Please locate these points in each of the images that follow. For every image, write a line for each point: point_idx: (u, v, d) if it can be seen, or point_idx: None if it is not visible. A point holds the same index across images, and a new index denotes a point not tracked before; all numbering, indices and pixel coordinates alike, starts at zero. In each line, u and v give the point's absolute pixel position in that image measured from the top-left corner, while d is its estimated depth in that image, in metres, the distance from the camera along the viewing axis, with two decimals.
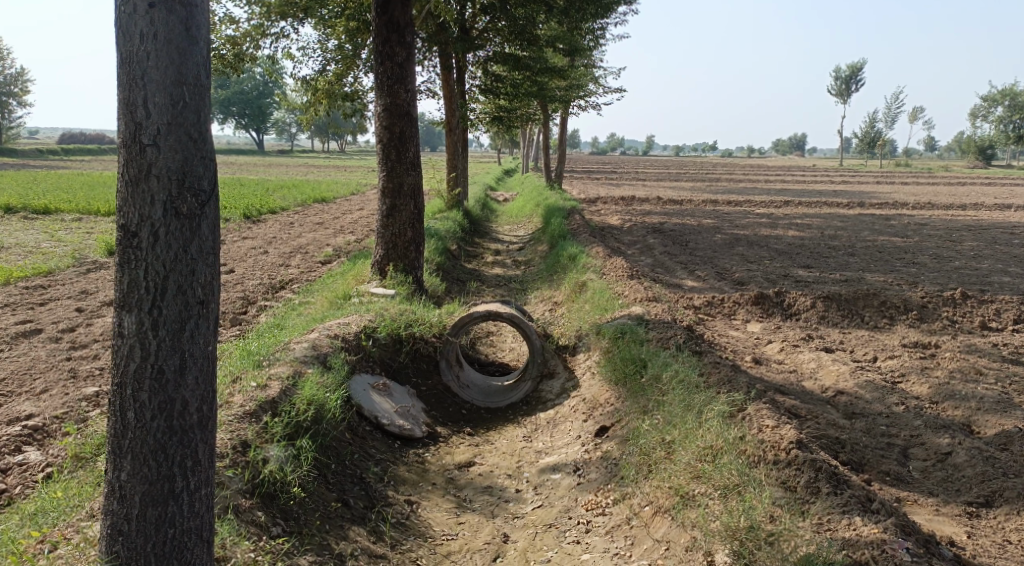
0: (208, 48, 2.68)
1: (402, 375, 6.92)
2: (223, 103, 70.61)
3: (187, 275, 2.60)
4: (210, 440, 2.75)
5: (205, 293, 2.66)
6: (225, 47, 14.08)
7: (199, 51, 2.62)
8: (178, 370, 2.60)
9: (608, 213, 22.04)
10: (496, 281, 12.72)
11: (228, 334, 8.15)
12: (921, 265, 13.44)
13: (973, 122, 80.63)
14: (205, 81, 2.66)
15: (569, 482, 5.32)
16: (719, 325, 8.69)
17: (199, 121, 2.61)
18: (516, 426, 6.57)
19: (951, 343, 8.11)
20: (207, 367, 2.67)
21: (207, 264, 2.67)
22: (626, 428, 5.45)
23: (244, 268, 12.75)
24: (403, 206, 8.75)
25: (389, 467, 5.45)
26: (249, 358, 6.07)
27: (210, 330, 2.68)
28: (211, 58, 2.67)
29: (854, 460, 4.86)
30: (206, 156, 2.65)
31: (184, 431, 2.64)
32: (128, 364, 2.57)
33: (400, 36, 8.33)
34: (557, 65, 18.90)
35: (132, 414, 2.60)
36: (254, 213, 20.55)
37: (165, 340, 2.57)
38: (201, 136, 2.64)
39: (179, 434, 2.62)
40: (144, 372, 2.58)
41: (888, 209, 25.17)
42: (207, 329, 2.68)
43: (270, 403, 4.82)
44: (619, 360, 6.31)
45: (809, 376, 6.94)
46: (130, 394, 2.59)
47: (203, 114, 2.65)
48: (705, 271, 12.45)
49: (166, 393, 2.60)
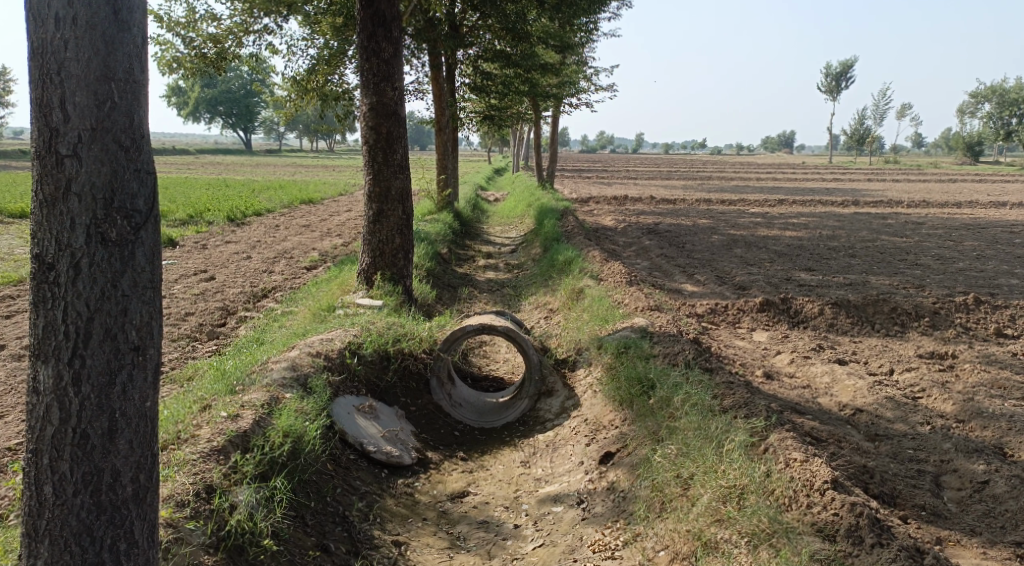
0: (142, 34, 2.48)
1: (390, 395, 6.44)
2: (210, 103, 69.84)
3: (117, 316, 2.45)
4: (147, 517, 2.64)
5: (140, 338, 2.52)
6: (205, 44, 13.57)
7: (130, 38, 2.42)
8: (107, 433, 2.49)
9: (602, 213, 21.61)
10: (489, 286, 12.26)
11: (204, 350, 7.64)
12: (925, 267, 13.07)
13: (961, 119, 80.69)
14: (139, 76, 2.48)
15: (573, 516, 4.85)
16: (724, 334, 8.25)
17: (130, 124, 2.41)
18: (513, 450, 6.10)
19: (969, 352, 7.70)
20: (141, 429, 2.56)
21: (142, 301, 2.51)
22: (634, 456, 5.00)
23: (226, 275, 12.23)
24: (391, 211, 8.26)
25: (375, 502, 4.97)
26: (223, 381, 5.59)
27: (145, 383, 2.55)
28: (145, 45, 2.47)
29: (886, 493, 4.43)
30: (138, 168, 2.46)
31: (115, 508, 2.54)
32: (45, 429, 2.45)
33: (386, 30, 7.85)
34: (549, 62, 18.46)
35: (50, 488, 2.49)
36: (238, 216, 19.99)
37: (90, 398, 2.44)
38: (132, 142, 2.44)
39: (107, 512, 2.51)
40: (65, 438, 2.46)
41: (883, 208, 24.82)
42: (143, 382, 2.55)
43: (241, 437, 4.36)
44: (624, 378, 5.86)
45: (823, 392, 6.51)
46: (47, 465, 2.47)
47: (136, 115, 2.46)
48: (705, 275, 12.03)
49: (93, 462, 2.48)
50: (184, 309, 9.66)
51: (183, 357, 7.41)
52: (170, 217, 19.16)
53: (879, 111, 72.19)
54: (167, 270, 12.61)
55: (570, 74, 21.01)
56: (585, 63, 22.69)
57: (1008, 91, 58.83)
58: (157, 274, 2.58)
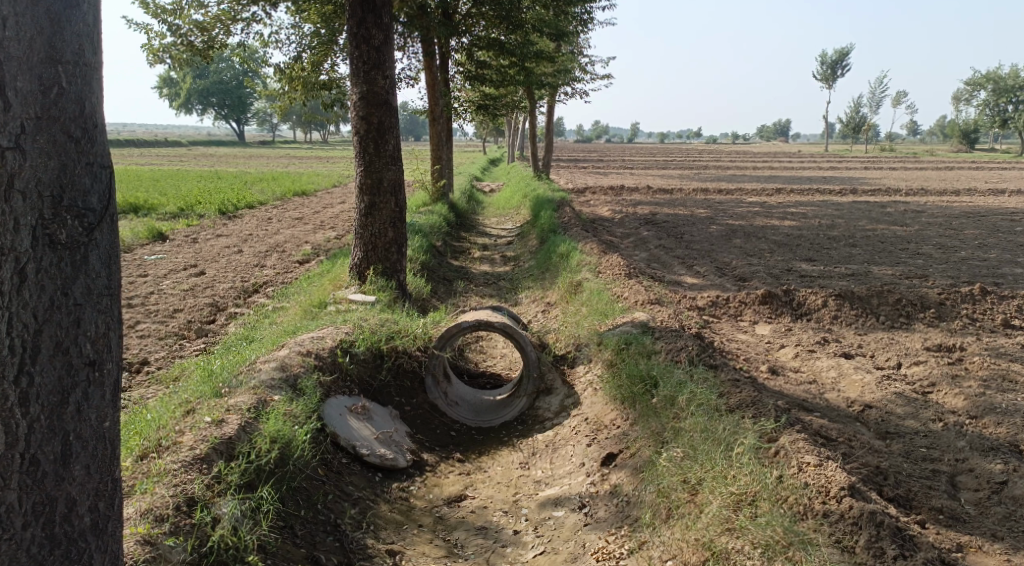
0: (90, 14, 2.34)
1: (384, 395, 6.23)
2: (202, 94, 69.27)
3: (70, 326, 2.31)
4: (106, 546, 2.50)
5: (95, 352, 2.39)
6: (193, 33, 13.26)
7: (78, 18, 2.29)
8: (61, 458, 2.33)
9: (598, 203, 21.40)
10: (484, 279, 12.05)
11: (192, 349, 7.41)
12: (927, 256, 12.89)
13: (956, 107, 80.60)
14: (89, 59, 2.35)
15: (575, 521, 4.66)
16: (726, 328, 8.06)
17: (80, 111, 2.28)
18: (511, 451, 5.91)
19: (977, 344, 7.52)
20: (99, 451, 2.43)
21: (96, 310, 2.38)
22: (639, 457, 4.80)
23: (216, 270, 12.00)
24: (384, 204, 8.01)
25: (368, 509, 4.76)
26: (209, 383, 5.37)
27: (103, 400, 2.43)
28: (94, 26, 2.34)
29: (902, 496, 4.24)
30: (90, 161, 2.32)
31: (71, 539, 2.37)
32: None
33: (377, 17, 7.61)
34: (545, 49, 18.20)
35: None
36: (230, 208, 19.73)
37: (42, 421, 2.27)
38: (82, 131, 2.31)
39: (64, 544, 2.35)
40: (12, 466, 2.24)
41: (881, 196, 24.65)
42: (99, 399, 2.42)
43: (225, 444, 4.15)
44: (626, 376, 5.65)
45: (830, 388, 6.32)
46: None
47: (86, 102, 2.32)
48: (704, 266, 11.83)
49: (45, 491, 2.30)
50: (173, 306, 9.43)
51: (170, 356, 7.19)
52: (160, 210, 18.89)
53: (873, 99, 71.94)
54: (156, 265, 12.36)
55: (565, 63, 20.72)
56: (580, 51, 22.38)
57: (1003, 78, 58.66)
58: (112, 281, 2.46)
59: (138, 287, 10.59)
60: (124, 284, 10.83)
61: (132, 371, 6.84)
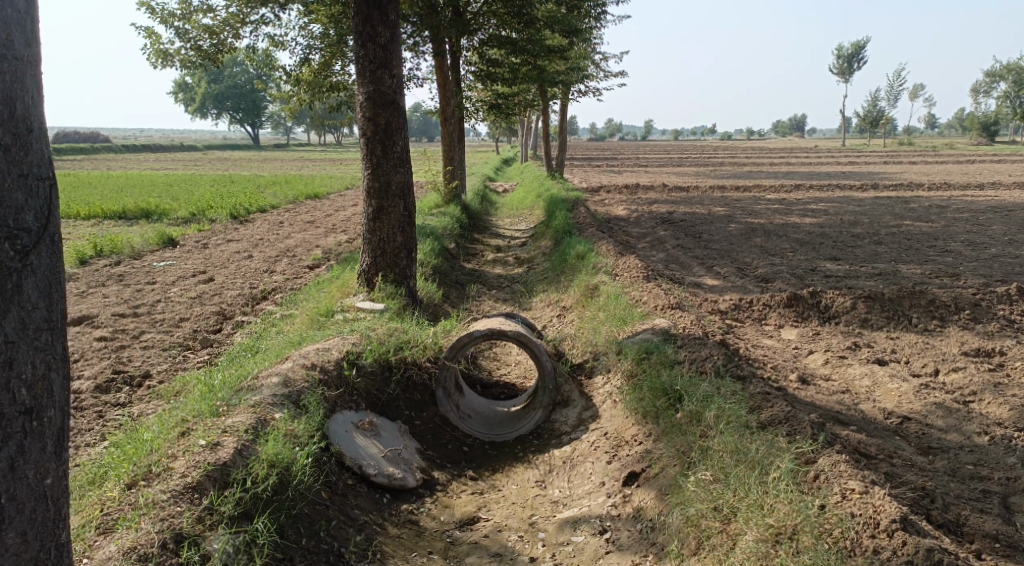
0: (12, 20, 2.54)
1: (392, 409, 5.94)
2: (216, 98, 69.46)
3: (7, 368, 2.54)
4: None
5: (34, 394, 2.61)
6: (201, 36, 13.06)
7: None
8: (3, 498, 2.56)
9: (614, 203, 21.03)
10: (498, 283, 11.74)
11: (195, 361, 7.15)
12: (956, 254, 12.43)
13: (975, 99, 79.36)
14: (21, 52, 2.59)
15: (596, 547, 4.34)
16: (750, 333, 7.70)
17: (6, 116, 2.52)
18: (526, 468, 5.59)
19: (1017, 348, 7.13)
20: (39, 489, 2.65)
21: (35, 348, 2.61)
22: (664, 477, 4.46)
23: (225, 276, 11.78)
24: (392, 208, 7.72)
25: (375, 535, 4.47)
26: (208, 399, 5.10)
27: (42, 441, 2.64)
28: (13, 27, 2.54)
29: (952, 522, 3.90)
30: (20, 167, 2.56)
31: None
32: None
33: (382, 14, 7.34)
34: (557, 47, 17.87)
35: None
36: (241, 212, 19.57)
37: None
38: (14, 137, 2.55)
39: None
40: None
41: (904, 191, 24.09)
42: (40, 440, 2.64)
43: (220, 470, 3.90)
44: (648, 389, 5.31)
45: (864, 398, 5.97)
46: None
47: (16, 104, 2.55)
48: (725, 267, 11.46)
49: None
50: (178, 314, 9.20)
51: (173, 369, 6.93)
52: (172, 215, 18.72)
53: (891, 93, 70.90)
54: (165, 272, 12.15)
55: (578, 60, 20.36)
56: (593, 48, 22.01)
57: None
58: (53, 316, 2.68)
59: (145, 295, 10.36)
60: (131, 292, 10.60)
61: (134, 385, 6.58)
